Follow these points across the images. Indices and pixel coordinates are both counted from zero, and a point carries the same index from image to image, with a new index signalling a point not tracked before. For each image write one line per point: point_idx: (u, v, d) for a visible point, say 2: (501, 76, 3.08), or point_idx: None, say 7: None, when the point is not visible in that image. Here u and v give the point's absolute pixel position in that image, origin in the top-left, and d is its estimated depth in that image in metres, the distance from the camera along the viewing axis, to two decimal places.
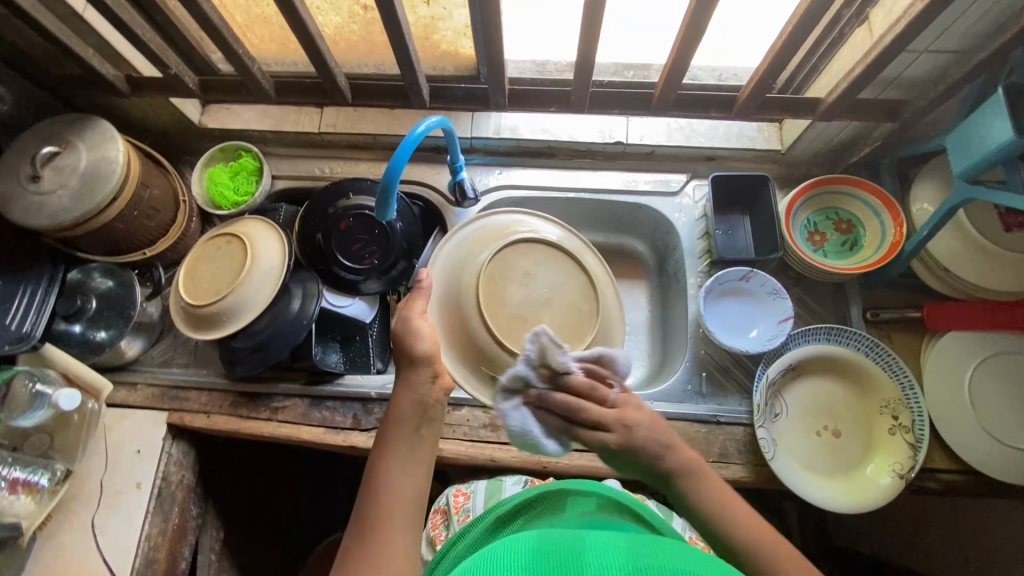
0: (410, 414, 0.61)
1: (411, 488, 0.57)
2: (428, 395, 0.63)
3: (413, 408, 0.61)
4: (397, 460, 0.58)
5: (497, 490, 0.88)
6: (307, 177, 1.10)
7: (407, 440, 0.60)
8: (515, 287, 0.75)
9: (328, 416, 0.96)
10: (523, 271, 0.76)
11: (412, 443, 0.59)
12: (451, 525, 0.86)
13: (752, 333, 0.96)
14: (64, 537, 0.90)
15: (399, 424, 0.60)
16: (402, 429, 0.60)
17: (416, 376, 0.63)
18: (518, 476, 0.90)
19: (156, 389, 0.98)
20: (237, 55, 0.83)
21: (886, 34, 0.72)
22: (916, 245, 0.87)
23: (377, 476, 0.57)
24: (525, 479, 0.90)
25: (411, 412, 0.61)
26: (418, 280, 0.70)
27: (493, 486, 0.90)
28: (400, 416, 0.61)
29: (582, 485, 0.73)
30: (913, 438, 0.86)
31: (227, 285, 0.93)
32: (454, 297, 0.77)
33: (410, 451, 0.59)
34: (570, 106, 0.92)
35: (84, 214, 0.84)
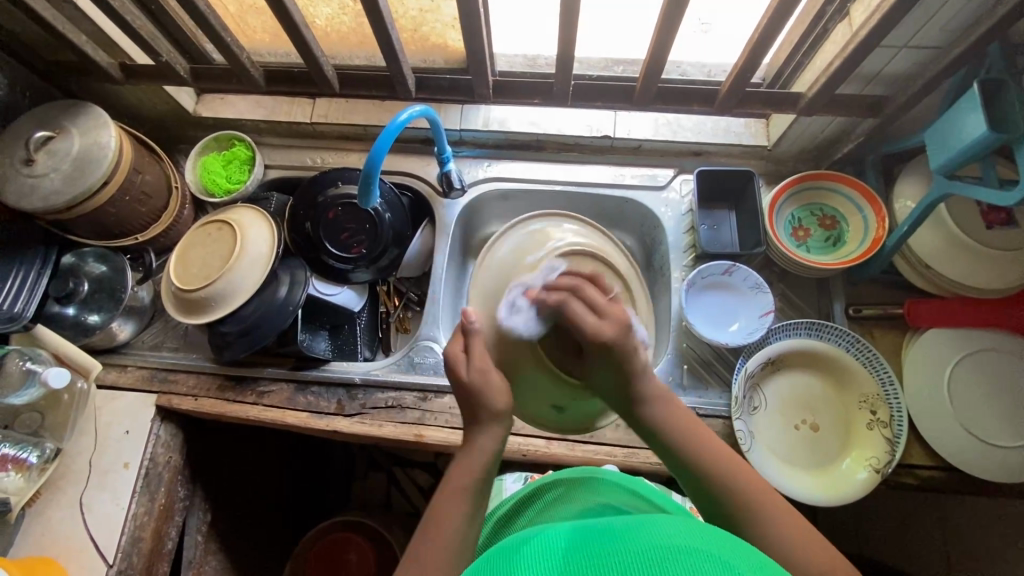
0: (476, 465, 0.60)
1: (469, 540, 0.57)
2: (496, 448, 0.62)
3: (475, 464, 0.60)
4: (463, 515, 0.57)
5: (498, 491, 0.95)
6: (299, 167, 1.12)
7: (469, 499, 0.58)
8: (550, 307, 0.67)
9: (312, 401, 0.97)
10: (556, 288, 0.68)
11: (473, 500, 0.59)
12: None
13: (733, 326, 0.96)
14: (52, 513, 0.92)
15: (466, 470, 0.60)
16: (463, 485, 0.59)
17: (488, 431, 0.62)
18: (517, 475, 0.97)
19: (146, 372, 1.01)
20: (226, 44, 0.85)
21: (863, 28, 0.72)
22: (896, 240, 0.87)
23: (440, 523, 0.57)
24: (524, 476, 0.96)
25: (475, 470, 0.60)
26: (462, 322, 0.67)
27: (494, 487, 0.96)
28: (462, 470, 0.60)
29: (578, 474, 0.73)
30: (891, 433, 0.86)
31: (217, 269, 0.95)
32: (497, 330, 0.70)
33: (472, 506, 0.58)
34: (555, 99, 0.93)
35: (75, 197, 0.86)
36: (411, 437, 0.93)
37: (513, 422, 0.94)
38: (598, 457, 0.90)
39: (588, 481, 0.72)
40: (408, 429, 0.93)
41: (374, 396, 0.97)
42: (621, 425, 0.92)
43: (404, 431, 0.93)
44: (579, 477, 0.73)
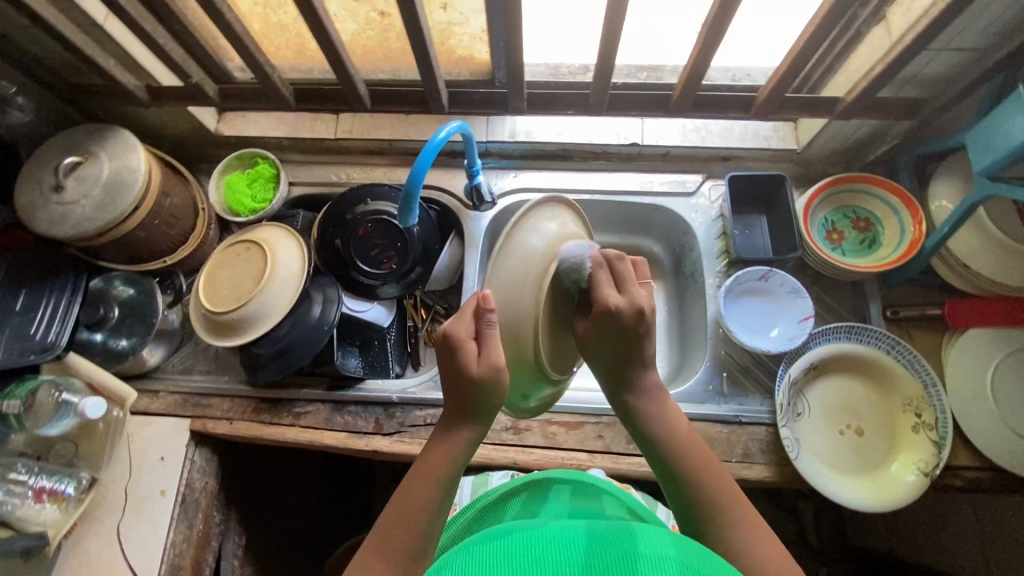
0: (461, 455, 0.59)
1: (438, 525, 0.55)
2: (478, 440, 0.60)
3: (453, 451, 0.58)
4: (433, 500, 0.56)
5: (482, 485, 0.92)
6: (324, 183, 1.11)
7: (443, 484, 0.57)
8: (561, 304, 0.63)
9: (350, 421, 0.96)
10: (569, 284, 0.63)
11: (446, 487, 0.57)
12: None
13: (772, 332, 0.96)
14: (90, 544, 0.90)
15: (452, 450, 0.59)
16: (438, 472, 0.57)
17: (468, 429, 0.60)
18: (504, 469, 0.93)
19: (178, 397, 0.99)
20: (257, 64, 0.83)
21: (907, 32, 0.72)
22: (936, 242, 0.87)
23: (407, 507, 0.55)
24: (511, 472, 0.92)
25: (455, 455, 0.58)
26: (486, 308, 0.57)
27: (477, 480, 0.93)
28: (442, 455, 0.58)
29: (569, 475, 0.73)
30: (938, 436, 0.85)
31: (248, 291, 0.94)
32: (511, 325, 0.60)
33: (442, 496, 0.56)
34: (588, 109, 0.92)
35: (106, 223, 0.84)
36: None
37: (555, 436, 0.93)
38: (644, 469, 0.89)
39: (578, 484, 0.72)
40: None
41: (412, 414, 0.96)
42: None
43: None
44: (571, 480, 0.73)
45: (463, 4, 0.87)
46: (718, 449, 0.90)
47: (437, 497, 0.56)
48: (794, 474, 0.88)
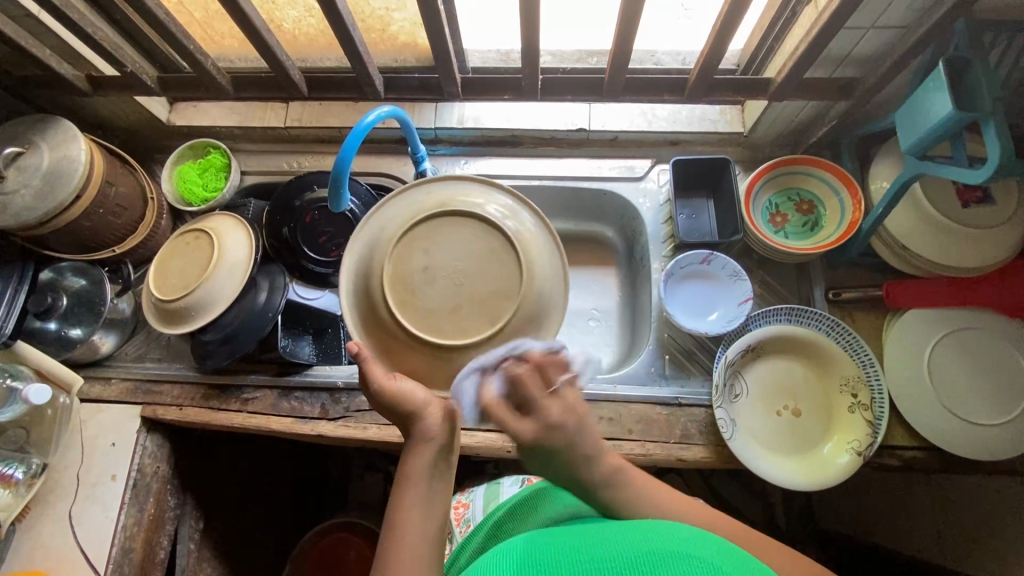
0: (423, 471, 0.61)
1: (428, 530, 0.59)
2: (439, 442, 0.63)
3: (425, 452, 0.62)
4: (419, 502, 0.60)
5: (495, 494, 0.93)
6: (276, 172, 1.12)
7: (426, 484, 0.61)
8: (428, 287, 0.64)
9: (297, 406, 0.97)
10: (425, 264, 0.64)
11: (430, 483, 0.61)
12: (455, 537, 0.90)
13: (712, 315, 0.96)
14: (41, 528, 0.92)
15: (419, 468, 0.62)
16: (419, 475, 0.61)
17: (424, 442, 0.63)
18: (515, 477, 0.95)
19: (130, 384, 1.00)
20: (189, 52, 0.84)
21: (826, 11, 0.72)
22: (872, 222, 0.87)
23: (400, 523, 0.59)
24: (522, 479, 0.94)
25: (427, 459, 0.62)
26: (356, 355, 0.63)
27: (491, 490, 0.94)
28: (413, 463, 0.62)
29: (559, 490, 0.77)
30: (872, 415, 0.86)
31: (195, 279, 0.95)
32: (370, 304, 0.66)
33: (428, 498, 0.60)
34: (523, 94, 0.92)
35: (47, 213, 0.86)
36: (395, 438, 0.93)
37: None
38: None
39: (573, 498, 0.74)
40: (393, 429, 0.93)
41: (358, 399, 0.97)
42: (605, 418, 0.91)
43: (388, 432, 0.93)
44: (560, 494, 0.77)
45: None
46: (656, 430, 0.90)
47: (421, 503, 0.60)
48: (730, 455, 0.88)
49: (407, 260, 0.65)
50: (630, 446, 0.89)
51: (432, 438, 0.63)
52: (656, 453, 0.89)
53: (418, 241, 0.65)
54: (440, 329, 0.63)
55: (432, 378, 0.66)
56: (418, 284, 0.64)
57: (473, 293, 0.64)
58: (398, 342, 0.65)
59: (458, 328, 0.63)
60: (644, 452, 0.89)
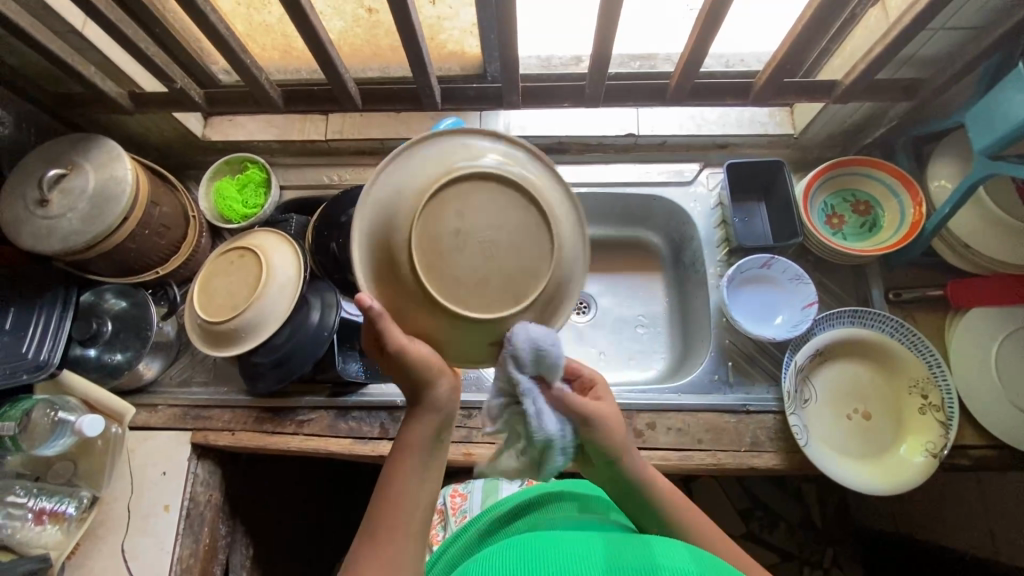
0: (425, 437, 0.58)
1: (421, 509, 0.56)
2: (448, 408, 0.59)
3: (425, 425, 0.58)
4: (415, 476, 0.56)
5: (494, 491, 0.93)
6: (317, 186, 1.09)
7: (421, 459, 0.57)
8: (456, 255, 0.51)
9: (355, 427, 0.95)
10: (454, 227, 0.51)
11: (425, 459, 0.57)
12: (449, 527, 0.91)
13: (777, 320, 0.96)
14: (94, 564, 0.88)
15: (420, 432, 0.58)
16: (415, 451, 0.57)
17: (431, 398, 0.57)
18: (515, 476, 0.95)
19: (178, 409, 0.97)
20: (244, 65, 0.81)
21: (905, 12, 0.71)
22: (937, 223, 0.87)
23: (394, 491, 0.56)
24: (522, 480, 0.95)
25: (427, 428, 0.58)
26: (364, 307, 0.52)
27: (489, 486, 0.94)
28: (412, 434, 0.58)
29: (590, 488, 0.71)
30: (944, 416, 0.86)
31: (244, 299, 0.92)
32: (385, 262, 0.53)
33: (423, 472, 0.57)
34: (583, 101, 0.91)
35: (95, 237, 0.82)
36: (460, 456, 0.91)
37: None
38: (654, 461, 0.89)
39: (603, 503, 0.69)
40: (458, 447, 0.91)
41: None
42: (674, 429, 0.90)
43: (452, 451, 0.91)
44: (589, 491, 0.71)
45: None
46: (726, 439, 0.89)
47: (420, 479, 0.56)
48: (803, 461, 0.88)
49: (430, 226, 0.51)
50: (702, 456, 0.88)
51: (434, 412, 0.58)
52: (729, 462, 0.88)
53: (448, 201, 0.51)
54: (469, 301, 0.52)
55: (457, 348, 0.55)
56: (446, 257, 0.51)
57: (507, 267, 0.51)
58: (415, 318, 0.54)
59: (486, 303, 0.52)
60: (717, 461, 0.88)
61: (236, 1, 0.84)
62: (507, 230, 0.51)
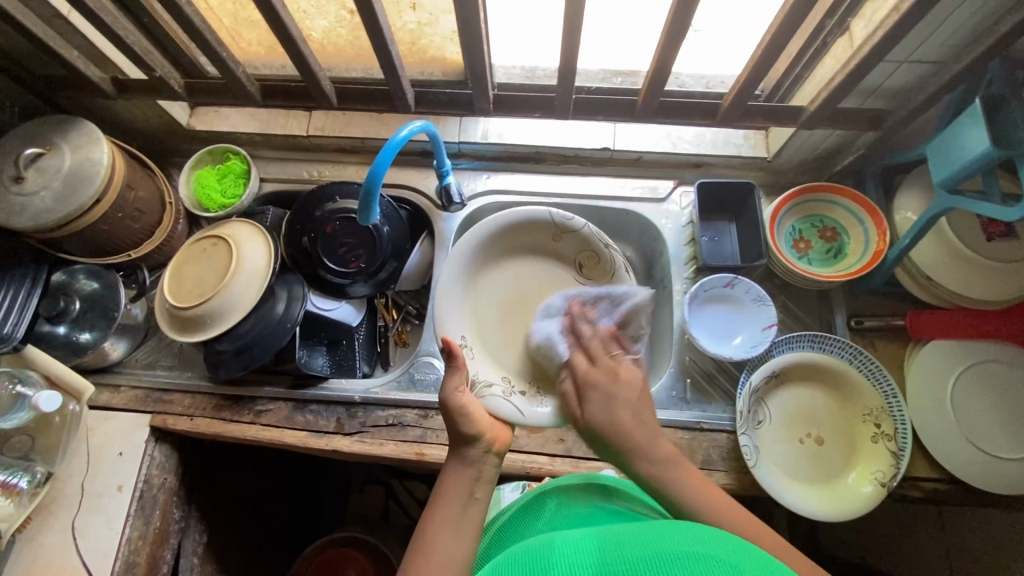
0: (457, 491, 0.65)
1: (459, 556, 0.59)
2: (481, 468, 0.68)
3: (459, 484, 0.66)
4: (449, 522, 0.62)
5: (497, 501, 0.93)
6: (296, 180, 1.10)
7: (458, 506, 0.63)
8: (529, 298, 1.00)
9: (311, 420, 0.95)
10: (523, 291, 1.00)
11: (465, 506, 0.64)
12: None
13: (736, 340, 0.95)
14: (44, 539, 0.90)
15: (455, 486, 0.65)
16: (455, 495, 0.64)
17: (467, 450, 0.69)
18: (515, 483, 0.95)
19: (139, 392, 0.98)
20: (221, 59, 0.83)
21: (865, 43, 0.72)
22: (898, 253, 0.88)
23: (430, 532, 0.61)
24: (521, 485, 0.94)
25: (467, 474, 0.67)
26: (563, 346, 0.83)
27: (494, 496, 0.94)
28: (456, 479, 0.66)
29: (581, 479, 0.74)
30: (896, 446, 0.86)
31: (211, 287, 0.93)
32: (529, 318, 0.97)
33: (461, 516, 0.62)
34: (554, 112, 0.93)
35: (67, 216, 0.84)
36: (411, 455, 0.91)
37: (516, 439, 0.92)
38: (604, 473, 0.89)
39: (587, 496, 0.70)
40: (412, 446, 0.92)
41: (375, 414, 0.95)
42: None
43: (405, 449, 0.92)
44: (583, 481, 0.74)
45: (431, 4, 0.87)
46: None
47: (451, 520, 0.62)
48: (753, 482, 0.88)
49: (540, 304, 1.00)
50: None
51: (473, 461, 0.68)
52: None
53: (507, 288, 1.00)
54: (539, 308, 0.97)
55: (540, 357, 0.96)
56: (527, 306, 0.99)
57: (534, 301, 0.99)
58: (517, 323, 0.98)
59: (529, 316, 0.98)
60: None
61: None
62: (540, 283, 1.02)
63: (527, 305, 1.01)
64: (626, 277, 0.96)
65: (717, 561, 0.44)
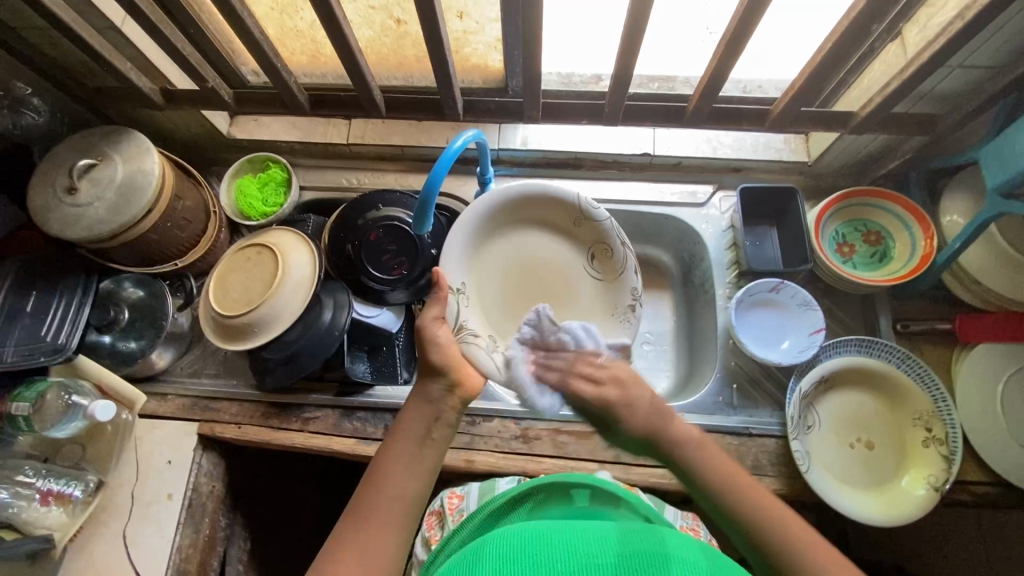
0: (412, 435, 0.64)
1: (408, 495, 0.59)
2: (440, 410, 0.66)
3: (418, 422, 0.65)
4: (401, 462, 0.61)
5: (489, 489, 0.87)
6: (336, 188, 1.11)
7: (411, 447, 0.63)
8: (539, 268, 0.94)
9: (359, 427, 0.96)
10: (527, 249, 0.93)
11: (418, 449, 0.63)
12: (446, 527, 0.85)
13: (783, 344, 0.95)
14: (95, 547, 0.90)
15: (408, 433, 0.64)
16: (410, 435, 0.63)
17: (429, 387, 0.68)
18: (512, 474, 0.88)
19: (186, 400, 0.99)
20: (274, 68, 0.84)
21: (923, 50, 0.72)
22: (948, 257, 0.88)
23: (379, 473, 0.60)
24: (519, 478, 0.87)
25: (424, 415, 0.65)
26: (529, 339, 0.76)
27: (486, 485, 0.88)
28: (413, 418, 0.65)
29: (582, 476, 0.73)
30: (948, 450, 0.85)
31: (258, 295, 0.94)
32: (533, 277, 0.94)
33: (414, 456, 0.62)
34: (602, 119, 0.93)
35: (120, 226, 0.85)
36: (461, 463, 0.91)
37: (564, 445, 0.92)
38: (653, 479, 0.89)
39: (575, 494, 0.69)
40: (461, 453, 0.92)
41: None
42: None
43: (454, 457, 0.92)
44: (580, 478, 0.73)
45: (480, 13, 0.87)
46: None
47: (406, 458, 0.61)
48: (804, 487, 0.88)
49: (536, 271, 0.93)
50: None
51: (433, 399, 0.66)
52: None
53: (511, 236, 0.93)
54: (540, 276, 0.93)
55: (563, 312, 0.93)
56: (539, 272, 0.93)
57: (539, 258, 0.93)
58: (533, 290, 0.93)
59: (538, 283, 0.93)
60: None
61: (269, 6, 0.87)
62: (535, 246, 0.94)
63: (525, 274, 0.93)
64: (636, 278, 0.92)
65: (694, 564, 0.47)
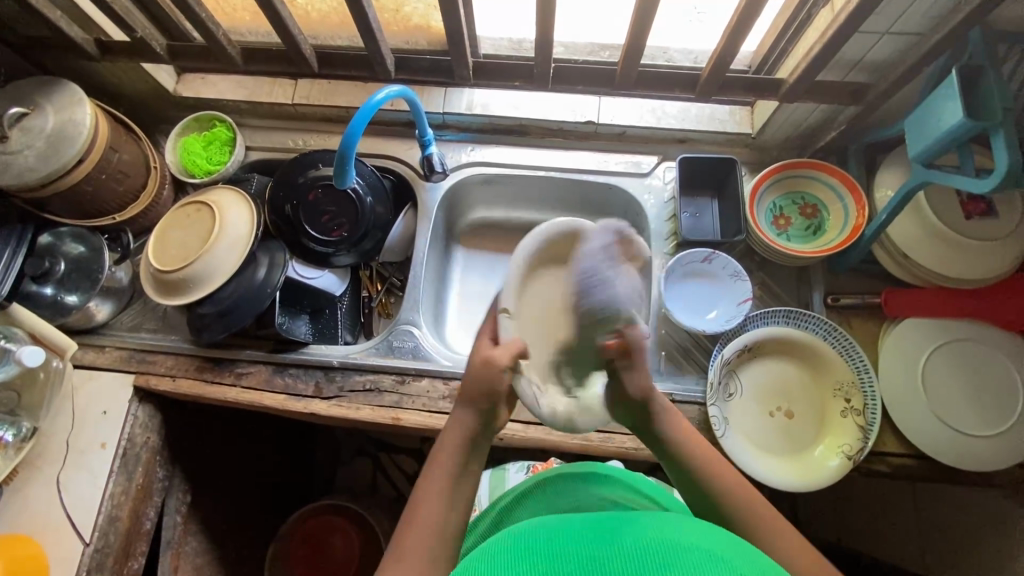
0: (450, 457, 0.60)
1: (448, 531, 0.55)
2: (471, 424, 0.62)
3: (457, 443, 0.61)
4: (443, 493, 0.57)
5: (500, 481, 0.98)
6: (280, 149, 1.11)
7: (451, 478, 0.58)
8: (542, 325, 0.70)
9: (290, 383, 0.97)
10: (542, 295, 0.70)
11: (457, 475, 0.59)
12: None
13: (710, 314, 0.95)
14: (29, 491, 0.92)
15: (446, 460, 0.59)
16: (448, 463, 0.59)
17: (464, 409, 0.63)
18: (520, 464, 1.00)
19: (124, 352, 1.00)
20: (200, 20, 0.83)
21: (842, 12, 0.71)
22: (876, 228, 0.87)
23: (420, 504, 0.56)
24: (527, 466, 0.99)
25: (458, 444, 0.61)
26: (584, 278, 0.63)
27: (496, 477, 0.99)
28: (447, 448, 0.60)
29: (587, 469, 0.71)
30: (864, 421, 0.87)
31: (194, 251, 0.94)
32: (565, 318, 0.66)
33: (453, 488, 0.58)
34: (534, 81, 0.93)
35: (49, 175, 0.85)
36: (388, 419, 0.93)
37: None
38: (574, 441, 0.90)
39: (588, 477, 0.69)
40: (388, 410, 0.93)
41: (352, 379, 0.97)
42: None
43: (381, 414, 0.93)
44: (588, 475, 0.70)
45: None
46: None
47: (444, 490, 0.57)
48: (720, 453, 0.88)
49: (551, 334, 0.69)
50: (623, 440, 0.89)
51: (469, 423, 0.62)
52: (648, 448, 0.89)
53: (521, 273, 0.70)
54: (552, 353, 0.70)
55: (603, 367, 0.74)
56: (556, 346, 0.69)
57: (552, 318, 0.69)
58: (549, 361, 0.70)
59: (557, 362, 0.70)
60: (636, 446, 0.89)
61: None
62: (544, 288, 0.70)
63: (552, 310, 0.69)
64: None
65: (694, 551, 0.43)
